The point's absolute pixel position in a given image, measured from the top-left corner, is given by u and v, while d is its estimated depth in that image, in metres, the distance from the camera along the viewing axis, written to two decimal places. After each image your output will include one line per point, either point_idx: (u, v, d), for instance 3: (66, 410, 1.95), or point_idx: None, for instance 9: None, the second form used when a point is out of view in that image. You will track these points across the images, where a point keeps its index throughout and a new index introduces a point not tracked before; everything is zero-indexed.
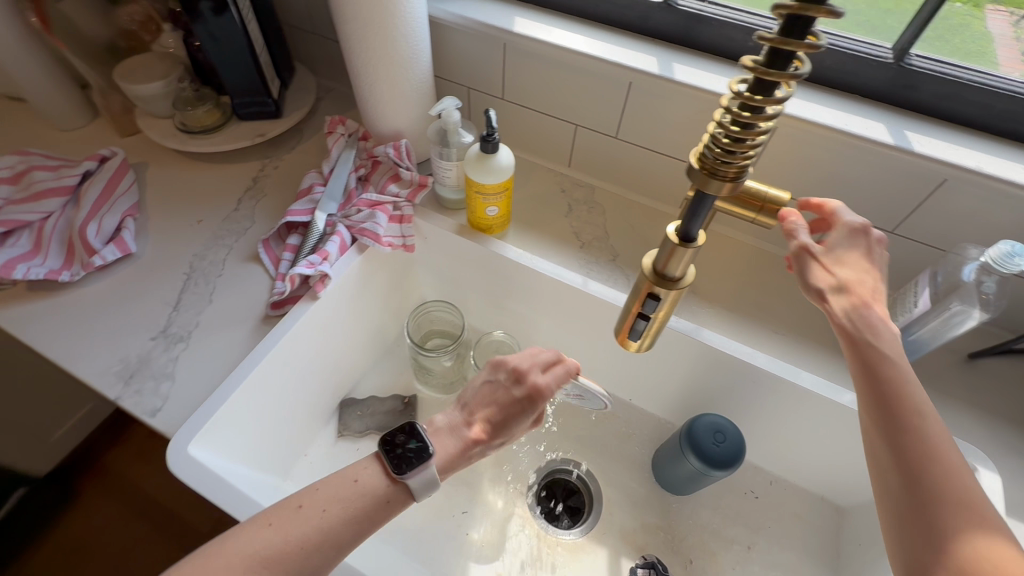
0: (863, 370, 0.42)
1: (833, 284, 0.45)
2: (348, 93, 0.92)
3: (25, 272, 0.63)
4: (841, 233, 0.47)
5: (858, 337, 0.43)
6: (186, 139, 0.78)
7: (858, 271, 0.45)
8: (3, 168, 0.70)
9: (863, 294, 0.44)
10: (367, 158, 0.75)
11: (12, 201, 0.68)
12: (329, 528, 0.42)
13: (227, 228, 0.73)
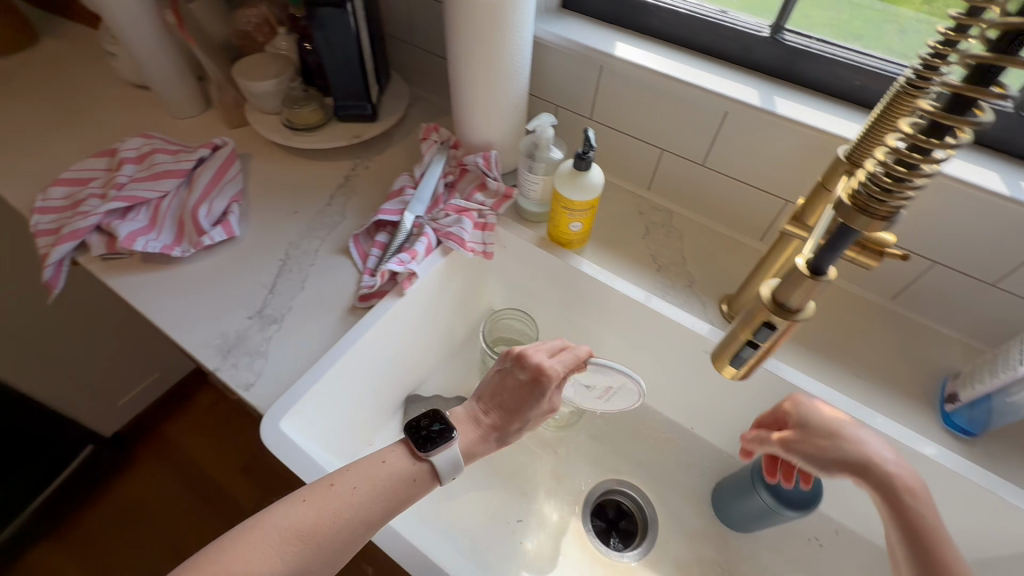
0: (909, 536, 0.43)
1: (836, 459, 0.47)
2: (436, 103, 0.96)
3: (143, 244, 0.68)
4: (811, 411, 0.51)
5: (890, 498, 0.44)
6: (290, 135, 0.83)
7: (856, 436, 0.47)
8: (131, 148, 0.77)
9: (872, 451, 0.46)
10: (455, 166, 0.78)
11: (135, 179, 0.75)
12: (359, 505, 0.45)
13: (320, 221, 0.77)
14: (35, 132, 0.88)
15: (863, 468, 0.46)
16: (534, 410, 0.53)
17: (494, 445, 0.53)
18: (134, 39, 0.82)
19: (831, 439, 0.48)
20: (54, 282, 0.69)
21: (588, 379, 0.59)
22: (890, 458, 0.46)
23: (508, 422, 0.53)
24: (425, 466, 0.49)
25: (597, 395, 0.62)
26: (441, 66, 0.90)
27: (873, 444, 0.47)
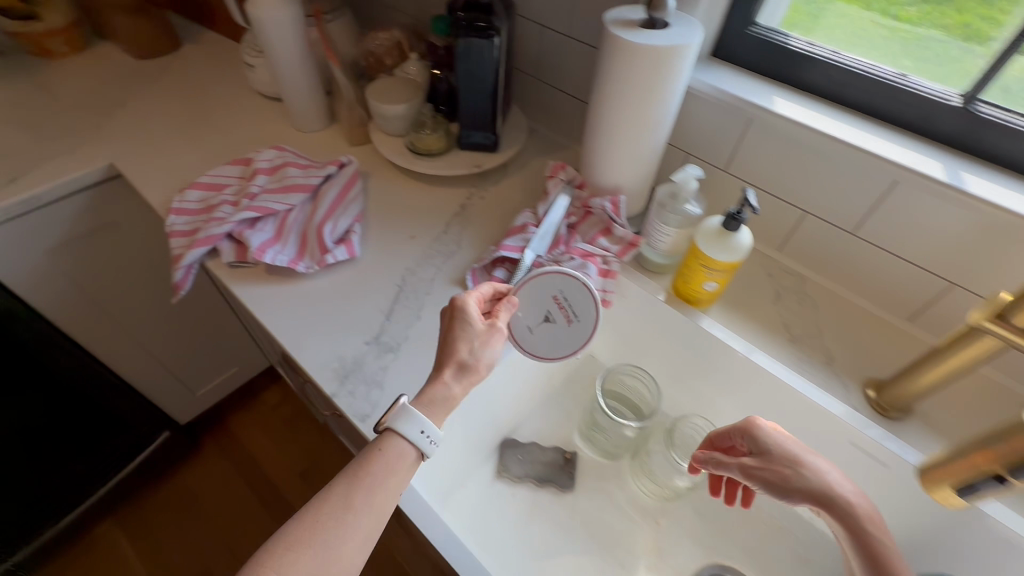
0: (871, 559, 0.47)
1: (791, 486, 0.51)
2: (552, 137, 0.94)
3: (272, 257, 0.69)
4: (766, 438, 0.54)
5: (846, 523, 0.49)
6: (412, 158, 0.83)
7: (800, 462, 0.52)
8: (266, 160, 0.80)
9: (816, 477, 0.51)
10: (579, 207, 0.75)
11: (266, 190, 0.76)
12: (331, 498, 0.47)
13: (436, 249, 0.76)
14: (172, 133, 0.92)
15: (816, 494, 0.51)
16: (474, 329, 0.55)
17: (452, 377, 0.53)
18: (281, 56, 0.83)
19: (784, 466, 0.52)
20: (182, 283, 0.71)
21: (529, 316, 0.62)
22: (834, 481, 0.51)
23: (454, 350, 0.54)
24: (389, 438, 0.50)
25: (567, 328, 0.62)
26: (564, 102, 0.89)
27: (814, 466, 0.52)
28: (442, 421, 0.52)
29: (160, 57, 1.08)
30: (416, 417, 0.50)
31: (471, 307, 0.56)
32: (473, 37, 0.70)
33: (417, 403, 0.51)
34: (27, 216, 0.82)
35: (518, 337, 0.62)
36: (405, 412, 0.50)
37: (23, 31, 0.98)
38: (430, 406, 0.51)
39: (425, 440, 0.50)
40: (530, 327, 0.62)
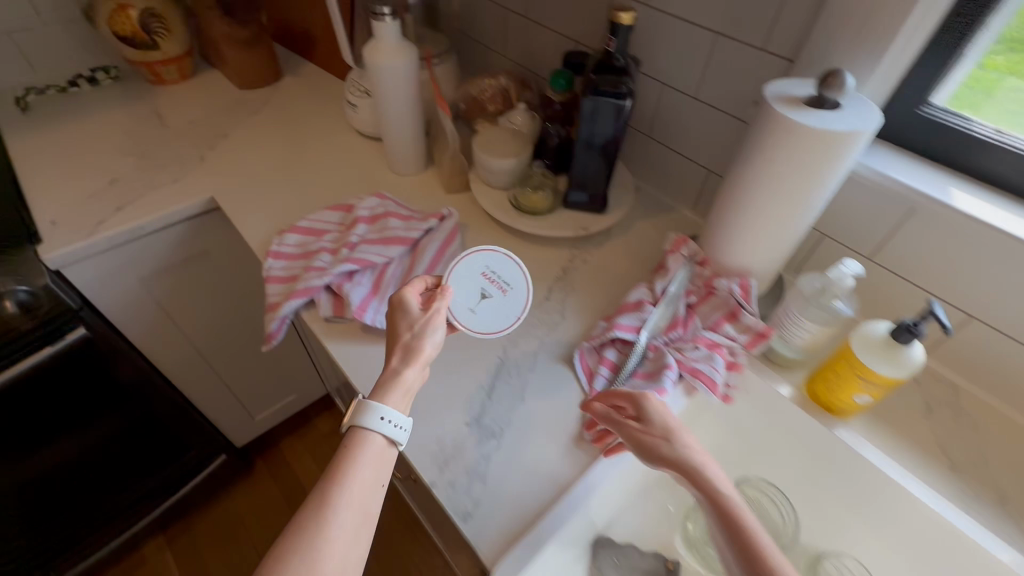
0: (723, 526, 0.41)
1: (652, 452, 0.47)
2: (658, 198, 0.88)
3: (372, 316, 0.66)
4: (654, 407, 0.50)
5: (706, 497, 0.43)
6: (514, 214, 0.78)
7: (666, 432, 0.48)
8: (367, 209, 0.77)
9: (676, 445, 0.47)
10: (699, 285, 0.68)
11: (366, 239, 0.73)
12: (308, 513, 0.43)
13: (539, 318, 0.70)
14: (270, 168, 0.91)
15: (686, 467, 0.45)
16: (412, 314, 0.56)
17: (398, 361, 0.53)
18: (391, 103, 0.80)
19: (655, 436, 0.48)
20: (275, 333, 0.68)
21: (465, 298, 0.62)
22: (705, 458, 0.46)
23: (398, 338, 0.54)
24: (358, 434, 0.48)
25: (504, 298, 0.62)
26: (677, 163, 0.82)
27: (683, 439, 0.47)
28: (403, 407, 0.51)
29: (261, 87, 1.09)
30: (373, 407, 0.49)
31: (409, 294, 0.57)
32: (604, 94, 0.65)
33: (374, 397, 0.50)
34: (129, 245, 0.82)
35: (463, 320, 0.61)
36: (363, 407, 0.49)
37: (141, 59, 1.01)
38: (380, 393, 0.51)
39: (391, 427, 0.49)
40: (472, 307, 0.62)
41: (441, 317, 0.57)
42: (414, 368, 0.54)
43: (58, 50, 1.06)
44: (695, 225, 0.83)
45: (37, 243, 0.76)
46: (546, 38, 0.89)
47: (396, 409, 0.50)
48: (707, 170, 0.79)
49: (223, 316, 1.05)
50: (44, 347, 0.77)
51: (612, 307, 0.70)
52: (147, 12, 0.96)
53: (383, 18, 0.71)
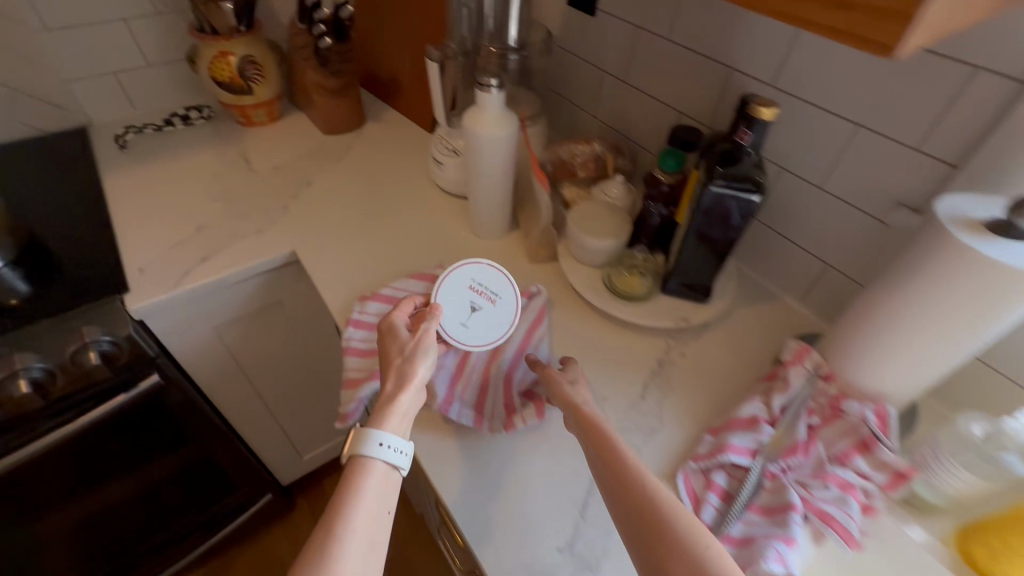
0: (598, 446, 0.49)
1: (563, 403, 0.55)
2: (761, 284, 0.80)
3: (458, 412, 0.61)
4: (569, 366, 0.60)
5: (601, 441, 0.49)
6: (608, 297, 0.73)
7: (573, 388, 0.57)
8: None
9: (579, 400, 0.55)
10: (822, 403, 0.60)
11: None
12: (313, 549, 0.41)
13: (633, 421, 0.64)
14: (351, 221, 0.90)
15: (583, 416, 0.52)
16: (401, 339, 0.57)
17: (392, 386, 0.53)
18: (484, 170, 0.77)
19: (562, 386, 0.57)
20: (351, 414, 0.65)
21: (455, 315, 0.65)
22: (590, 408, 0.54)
23: (391, 364, 0.55)
24: (360, 463, 0.48)
25: (493, 309, 0.65)
26: (789, 253, 0.74)
27: (575, 393, 0.56)
28: (397, 429, 0.50)
29: (345, 133, 1.09)
30: (372, 434, 0.48)
31: (398, 319, 0.59)
32: (732, 188, 0.58)
33: (371, 423, 0.50)
34: (210, 296, 0.82)
35: (456, 336, 0.64)
36: (363, 436, 0.48)
37: (235, 102, 1.03)
38: (378, 420, 0.50)
39: (391, 452, 0.48)
40: (464, 322, 0.65)
41: (432, 335, 0.57)
42: (409, 393, 0.53)
43: (158, 88, 1.10)
44: (805, 321, 0.75)
45: (126, 292, 0.76)
46: (647, 106, 0.84)
47: (395, 433, 0.50)
48: (827, 266, 0.71)
49: (287, 362, 1.03)
50: (119, 393, 0.79)
51: (717, 417, 0.63)
52: (247, 59, 0.98)
53: (489, 89, 0.69)
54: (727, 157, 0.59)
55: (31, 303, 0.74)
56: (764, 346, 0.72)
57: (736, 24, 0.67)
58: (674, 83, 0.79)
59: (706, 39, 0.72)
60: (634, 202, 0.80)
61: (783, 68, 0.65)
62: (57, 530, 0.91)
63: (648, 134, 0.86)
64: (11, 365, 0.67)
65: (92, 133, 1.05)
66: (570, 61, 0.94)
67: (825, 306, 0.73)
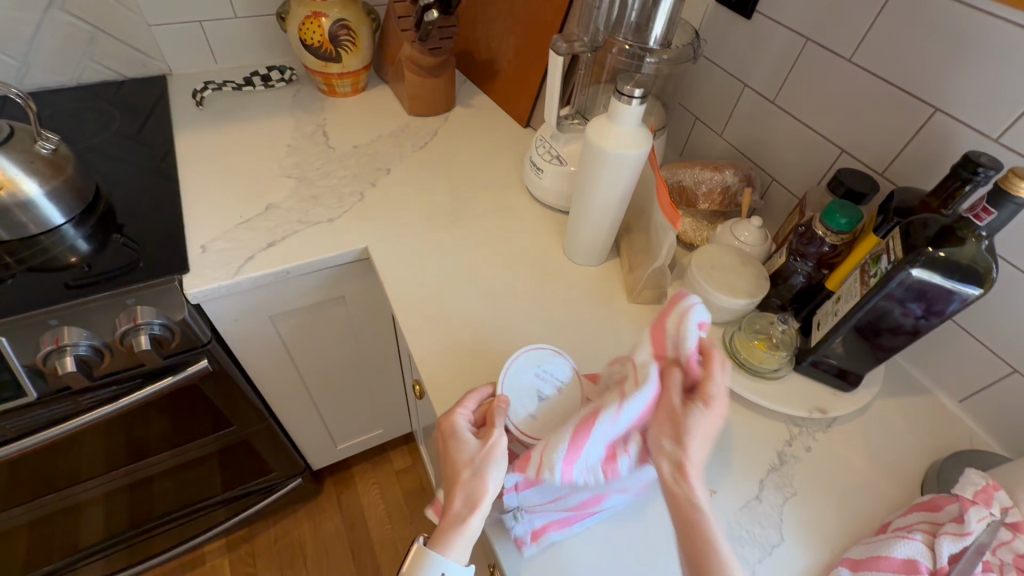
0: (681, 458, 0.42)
1: (662, 449, 0.43)
2: (909, 371, 0.66)
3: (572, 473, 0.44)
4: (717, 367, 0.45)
5: (676, 510, 0.41)
6: (727, 367, 0.62)
7: (684, 441, 0.42)
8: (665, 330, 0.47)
9: (679, 452, 0.42)
10: (1002, 559, 0.46)
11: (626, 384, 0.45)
12: None
13: (750, 528, 0.52)
14: (431, 221, 0.80)
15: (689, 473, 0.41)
16: (468, 449, 0.46)
17: (461, 503, 0.43)
18: (601, 192, 0.65)
19: (682, 425, 0.42)
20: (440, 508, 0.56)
21: (522, 406, 0.53)
22: (690, 470, 0.41)
23: (456, 477, 0.45)
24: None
25: (561, 399, 0.54)
26: (962, 345, 0.60)
27: (683, 436, 0.42)
28: (464, 555, 0.42)
29: (432, 116, 0.99)
30: (432, 559, 0.42)
31: (460, 422, 0.48)
32: (936, 275, 0.47)
33: (433, 540, 0.43)
34: (271, 285, 0.74)
35: (526, 432, 0.51)
36: (423, 557, 0.42)
37: (321, 69, 0.94)
38: (442, 540, 0.42)
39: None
40: (532, 413, 0.52)
41: (502, 443, 0.46)
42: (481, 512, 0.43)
43: (242, 42, 1.03)
44: (964, 430, 0.61)
45: (185, 273, 0.69)
46: (797, 136, 0.70)
47: (457, 560, 0.42)
48: (1016, 372, 0.56)
49: (338, 357, 0.96)
50: (165, 376, 0.74)
51: (854, 547, 0.51)
52: (340, 23, 0.89)
53: (629, 100, 0.58)
54: (940, 234, 0.47)
55: (88, 265, 0.69)
56: (911, 455, 0.59)
57: (961, 55, 0.52)
58: (843, 116, 0.64)
59: (907, 67, 0.57)
60: (768, 251, 0.68)
61: (1021, 121, 0.50)
62: (93, 493, 0.88)
63: (791, 169, 0.72)
64: (58, 338, 0.62)
65: (170, 84, 0.99)
66: (703, 68, 0.80)
67: (998, 418, 0.59)
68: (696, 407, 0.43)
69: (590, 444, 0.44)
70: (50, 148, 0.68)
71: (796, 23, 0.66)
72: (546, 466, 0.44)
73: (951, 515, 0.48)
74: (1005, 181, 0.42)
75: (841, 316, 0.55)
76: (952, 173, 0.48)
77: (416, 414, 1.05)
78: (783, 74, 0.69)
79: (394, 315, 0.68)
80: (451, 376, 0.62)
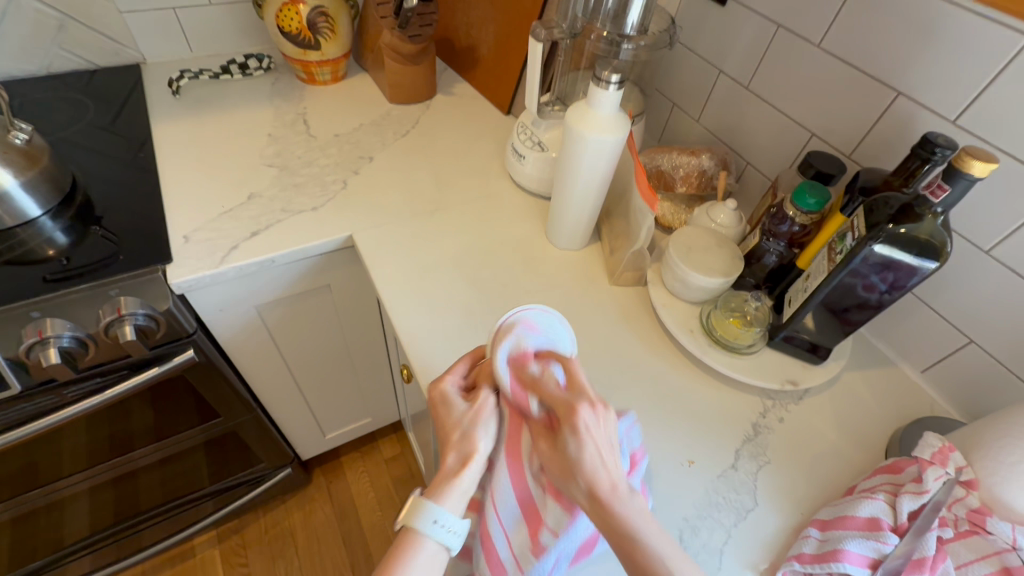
0: (584, 491, 0.41)
1: (571, 486, 0.42)
2: (876, 346, 0.70)
3: (508, 559, 0.50)
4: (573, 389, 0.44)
5: (614, 540, 0.40)
6: (705, 343, 0.65)
7: (580, 471, 0.41)
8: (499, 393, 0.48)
9: (581, 483, 0.41)
10: (957, 514, 0.49)
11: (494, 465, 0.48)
12: None
13: (726, 496, 0.55)
14: (414, 208, 0.81)
15: (601, 500, 0.40)
16: (457, 411, 0.48)
17: (454, 460, 0.46)
18: (580, 176, 0.67)
19: (561, 463, 0.42)
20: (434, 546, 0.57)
21: None
22: (601, 495, 0.40)
23: (448, 437, 0.47)
24: (412, 538, 0.43)
25: None
26: (921, 317, 0.64)
27: (572, 475, 0.42)
28: (458, 506, 0.45)
29: (413, 103, 0.99)
30: (427, 509, 0.43)
31: (448, 387, 0.49)
32: (896, 249, 0.49)
33: (428, 491, 0.45)
34: (256, 274, 0.75)
35: None
36: (419, 505, 0.44)
37: (300, 57, 0.94)
38: (437, 491, 0.44)
39: (446, 533, 0.43)
40: None
41: (491, 405, 0.48)
42: (473, 467, 0.46)
43: (218, 30, 1.01)
44: (926, 399, 0.65)
45: (169, 264, 0.69)
46: (770, 120, 0.72)
47: (451, 510, 0.44)
48: (972, 342, 0.60)
49: (324, 347, 0.96)
50: (151, 367, 0.74)
51: (823, 509, 0.54)
52: (318, 10, 0.88)
53: (607, 85, 0.59)
54: (900, 211, 0.49)
55: (67, 257, 0.68)
56: (876, 423, 0.63)
57: (922, 40, 0.55)
58: (813, 100, 0.66)
59: (872, 52, 0.59)
60: (743, 232, 0.70)
61: (977, 103, 0.52)
62: (78, 488, 0.88)
63: (765, 153, 0.75)
64: (41, 330, 0.61)
65: (145, 73, 0.98)
66: (679, 54, 0.82)
67: (956, 386, 0.63)
68: (566, 436, 0.42)
69: (505, 535, 0.49)
70: (24, 138, 0.66)
71: (768, 10, 0.67)
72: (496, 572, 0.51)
73: (912, 475, 0.52)
74: (959, 160, 0.44)
75: (809, 292, 0.58)
76: (913, 154, 0.51)
77: (404, 401, 1.06)
78: (756, 59, 0.71)
79: (381, 301, 0.69)
80: (439, 359, 0.63)
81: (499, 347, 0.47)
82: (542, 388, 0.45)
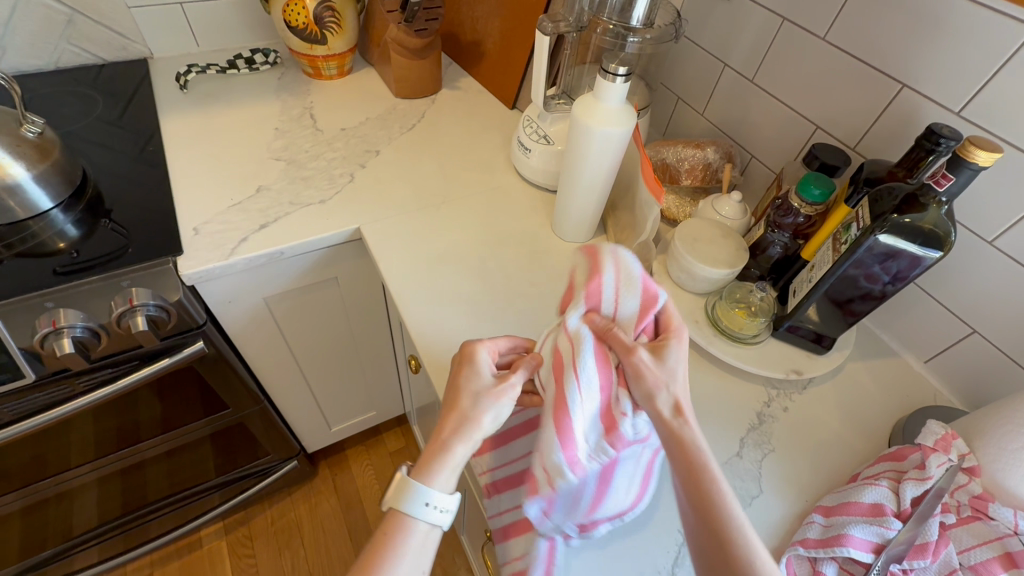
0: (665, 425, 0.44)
1: (650, 396, 0.45)
2: (880, 338, 0.70)
3: (571, 454, 0.45)
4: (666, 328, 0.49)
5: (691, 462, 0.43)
6: (710, 334, 0.65)
7: (667, 386, 0.45)
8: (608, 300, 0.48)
9: (671, 397, 0.45)
10: (960, 500, 0.50)
11: (577, 355, 0.46)
12: None
13: (732, 483, 0.56)
14: (420, 202, 0.81)
15: (679, 422, 0.44)
16: (480, 381, 0.47)
17: (450, 431, 0.45)
18: (586, 167, 0.67)
19: (653, 377, 0.45)
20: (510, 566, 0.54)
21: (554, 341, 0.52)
22: (686, 411, 0.44)
23: (455, 402, 0.46)
24: (403, 520, 0.43)
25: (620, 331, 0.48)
26: (925, 308, 0.64)
27: (660, 374, 0.45)
28: (450, 488, 0.44)
29: (418, 98, 1.00)
30: (416, 490, 0.43)
31: (480, 352, 0.48)
32: (899, 238, 0.50)
33: (417, 472, 0.44)
34: (265, 265, 0.75)
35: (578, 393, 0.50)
36: (407, 486, 0.44)
37: (306, 51, 0.94)
38: (427, 469, 0.44)
39: (435, 513, 0.43)
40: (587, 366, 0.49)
41: (509, 388, 0.47)
42: (466, 441, 0.45)
43: (223, 24, 1.02)
44: (929, 389, 0.66)
45: (178, 256, 0.70)
46: (775, 113, 0.73)
47: (442, 489, 0.44)
48: (976, 332, 0.60)
49: (331, 338, 0.97)
50: (161, 358, 0.75)
51: (827, 496, 0.55)
52: (325, 5, 0.89)
53: (614, 78, 0.60)
54: (905, 201, 0.50)
55: (78, 250, 0.69)
56: (880, 414, 0.63)
57: (926, 30, 0.55)
58: (819, 93, 0.67)
59: (876, 46, 0.60)
60: (747, 224, 0.71)
61: (980, 96, 0.53)
62: (86, 479, 0.89)
63: (770, 146, 0.75)
64: (55, 320, 0.62)
65: (153, 67, 0.98)
66: (685, 48, 0.82)
67: (959, 376, 0.63)
68: (660, 355, 0.46)
69: (576, 431, 0.45)
70: (35, 131, 0.67)
71: (774, 4, 0.68)
72: (557, 475, 0.46)
73: (914, 463, 0.52)
74: (963, 150, 0.45)
75: (814, 282, 0.58)
76: (916, 145, 0.51)
77: (410, 394, 1.07)
78: (762, 53, 0.71)
79: (389, 293, 0.70)
80: (448, 351, 0.64)
81: (616, 258, 0.49)
82: (645, 314, 0.48)
